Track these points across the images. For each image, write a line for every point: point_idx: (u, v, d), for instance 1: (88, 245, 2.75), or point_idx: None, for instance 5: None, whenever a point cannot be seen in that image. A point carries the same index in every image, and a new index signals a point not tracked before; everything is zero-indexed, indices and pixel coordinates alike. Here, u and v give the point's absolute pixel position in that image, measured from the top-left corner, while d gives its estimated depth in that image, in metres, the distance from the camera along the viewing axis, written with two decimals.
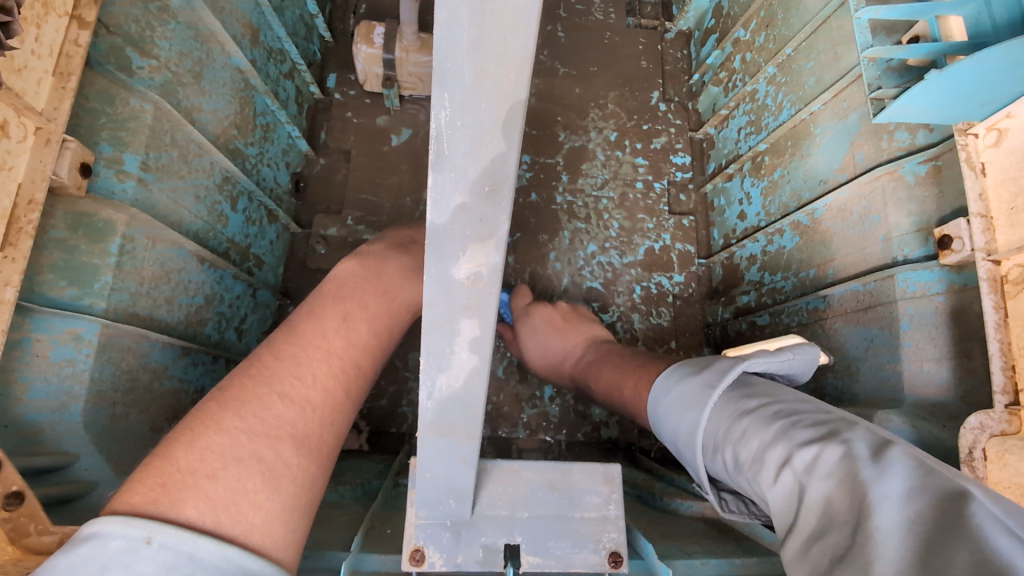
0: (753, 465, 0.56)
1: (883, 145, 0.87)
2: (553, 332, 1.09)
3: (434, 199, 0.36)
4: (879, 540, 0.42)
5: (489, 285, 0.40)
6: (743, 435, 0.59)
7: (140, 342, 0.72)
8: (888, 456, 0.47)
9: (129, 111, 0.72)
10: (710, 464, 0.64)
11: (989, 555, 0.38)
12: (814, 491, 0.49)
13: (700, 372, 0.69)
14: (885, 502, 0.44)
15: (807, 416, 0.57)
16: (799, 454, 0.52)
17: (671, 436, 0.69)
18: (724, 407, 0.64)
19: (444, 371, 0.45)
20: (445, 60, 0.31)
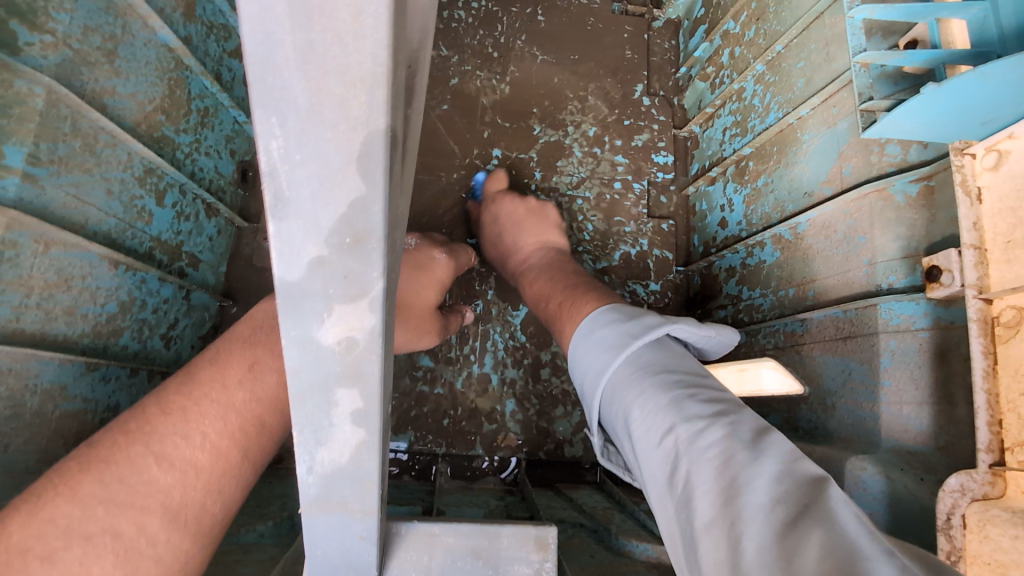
0: (641, 427, 0.55)
1: (873, 159, 0.79)
2: (512, 224, 1.07)
3: (280, 248, 0.28)
4: (744, 521, 0.40)
5: (367, 351, 0.32)
6: (638, 395, 0.57)
7: (27, 362, 0.65)
8: (766, 441, 0.46)
9: (15, 95, 0.63)
10: (606, 412, 0.64)
11: (837, 541, 0.36)
12: (688, 461, 0.48)
13: (626, 321, 0.67)
14: (754, 484, 0.42)
15: (706, 392, 0.55)
16: (686, 424, 0.50)
17: (583, 379, 0.68)
18: (632, 361, 0.62)
19: (324, 445, 0.37)
20: (265, 72, 0.22)
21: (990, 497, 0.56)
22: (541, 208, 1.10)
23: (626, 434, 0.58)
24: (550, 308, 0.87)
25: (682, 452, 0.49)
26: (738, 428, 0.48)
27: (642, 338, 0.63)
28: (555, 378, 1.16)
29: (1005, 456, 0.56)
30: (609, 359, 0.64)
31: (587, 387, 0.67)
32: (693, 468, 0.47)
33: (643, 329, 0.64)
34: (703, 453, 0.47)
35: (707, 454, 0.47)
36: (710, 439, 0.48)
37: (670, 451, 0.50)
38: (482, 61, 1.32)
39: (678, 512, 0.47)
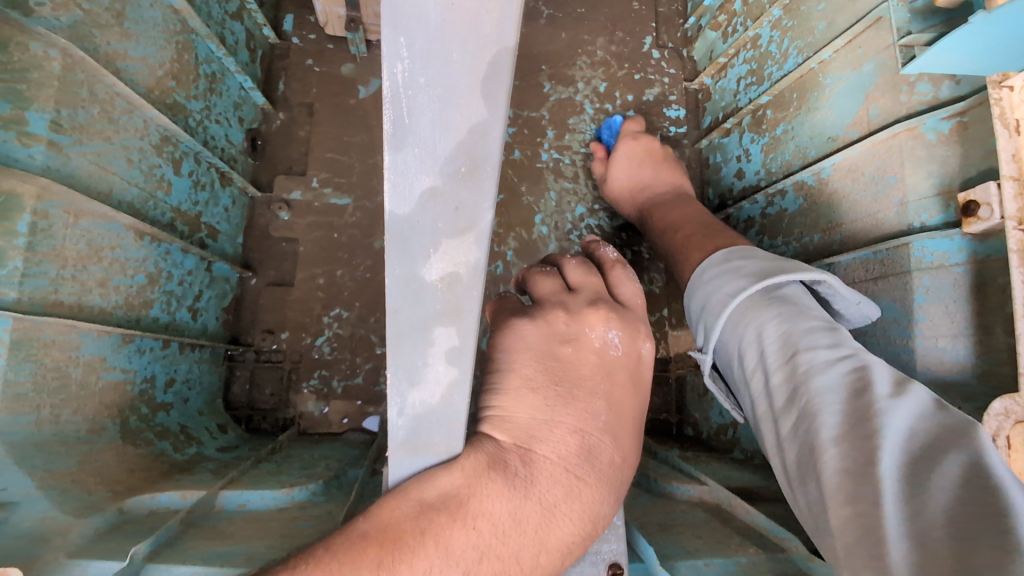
0: (770, 358, 0.62)
1: (902, 99, 0.79)
2: (648, 162, 1.11)
3: (394, 181, 0.31)
4: (882, 439, 0.48)
5: (468, 289, 0.33)
6: (767, 323, 0.64)
7: (67, 335, 0.64)
8: (906, 386, 0.52)
9: (31, 59, 0.61)
10: (721, 334, 0.70)
11: (981, 472, 0.43)
12: (819, 390, 0.55)
13: (766, 262, 0.71)
14: (891, 412, 0.50)
15: (839, 328, 0.61)
16: (820, 356, 0.57)
17: (705, 302, 0.74)
18: (764, 295, 0.68)
19: (415, 386, 0.37)
20: None
21: None
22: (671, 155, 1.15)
23: (744, 359, 0.65)
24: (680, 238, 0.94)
25: (811, 379, 0.57)
26: (881, 367, 0.55)
27: (777, 276, 0.68)
28: None
29: None
30: (739, 287, 0.70)
31: (709, 308, 0.72)
32: (822, 393, 0.55)
33: (782, 269, 0.69)
34: (838, 384, 0.55)
35: (842, 383, 0.55)
36: (844, 370, 0.56)
37: (798, 376, 0.58)
38: None
39: (799, 428, 0.55)
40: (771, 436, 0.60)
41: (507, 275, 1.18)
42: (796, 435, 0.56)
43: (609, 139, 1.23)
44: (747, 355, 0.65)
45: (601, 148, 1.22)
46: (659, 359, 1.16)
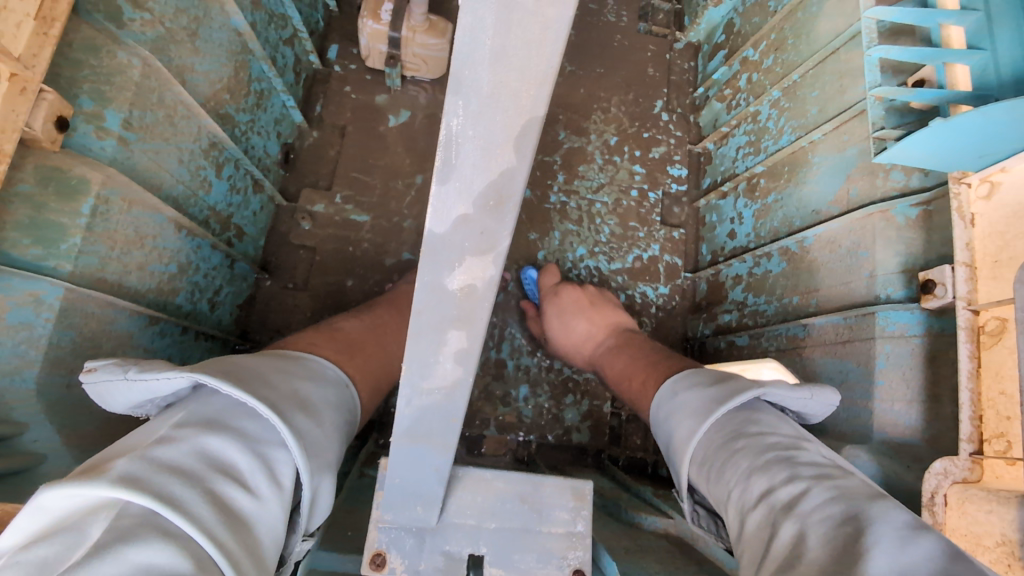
0: (738, 491, 0.56)
1: (878, 183, 0.87)
2: (577, 313, 1.10)
3: (435, 206, 0.34)
4: None
5: (481, 298, 0.39)
6: (732, 458, 0.58)
7: (105, 309, 0.69)
8: (887, 514, 0.46)
9: (116, 65, 0.69)
10: (695, 478, 0.63)
11: None
12: (789, 527, 0.49)
13: (714, 385, 0.68)
14: (882, 550, 0.43)
15: (764, 420, 0.63)
16: (786, 488, 0.52)
17: (667, 439, 0.70)
18: (725, 423, 0.63)
19: (426, 379, 0.43)
20: (464, 67, 0.30)
21: (969, 481, 0.64)
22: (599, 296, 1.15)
23: (718, 493, 0.59)
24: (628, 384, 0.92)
25: (781, 518, 0.50)
26: (801, 459, 0.55)
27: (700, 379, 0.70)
28: (567, 368, 1.21)
29: (983, 446, 0.64)
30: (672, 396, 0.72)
31: (671, 449, 0.68)
32: (754, 487, 0.54)
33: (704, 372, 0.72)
34: (818, 522, 0.47)
35: (821, 522, 0.47)
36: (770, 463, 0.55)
37: (770, 514, 0.51)
38: None
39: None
40: None
41: (506, 303, 1.24)
42: (752, 547, 0.52)
43: (535, 295, 1.22)
44: (717, 494, 0.59)
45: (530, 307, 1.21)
46: None
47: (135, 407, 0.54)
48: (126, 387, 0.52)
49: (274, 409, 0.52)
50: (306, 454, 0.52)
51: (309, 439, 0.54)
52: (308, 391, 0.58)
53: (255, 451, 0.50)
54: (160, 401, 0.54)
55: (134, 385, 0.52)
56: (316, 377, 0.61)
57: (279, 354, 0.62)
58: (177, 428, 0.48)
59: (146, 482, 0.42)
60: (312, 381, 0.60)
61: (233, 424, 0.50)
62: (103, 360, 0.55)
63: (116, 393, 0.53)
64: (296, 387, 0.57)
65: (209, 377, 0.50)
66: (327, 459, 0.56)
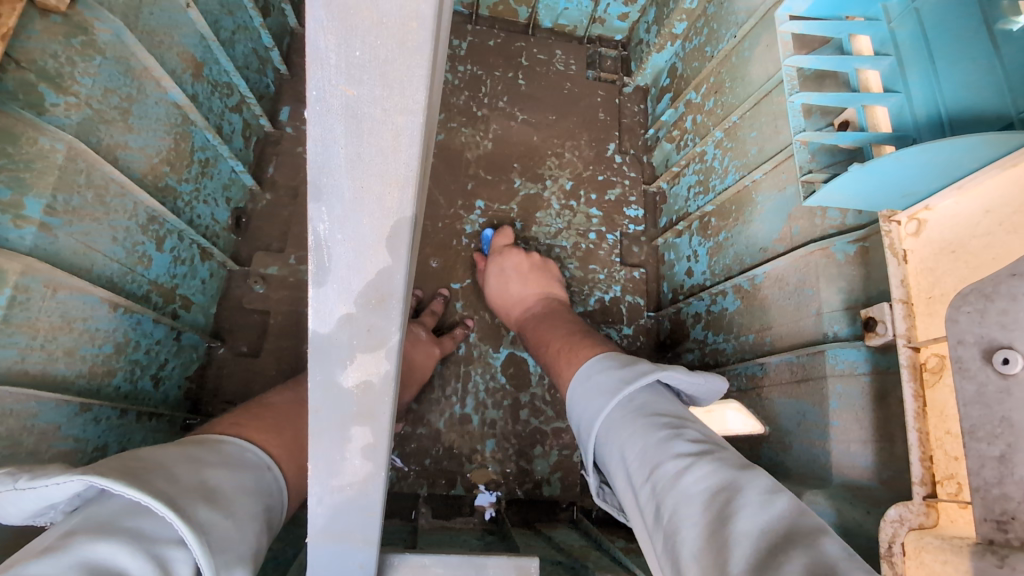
0: (633, 467, 0.60)
1: (817, 221, 0.89)
2: (516, 277, 1.15)
3: (315, 308, 0.33)
4: (731, 545, 0.45)
5: (380, 393, 0.37)
6: (631, 437, 0.63)
7: (25, 403, 0.67)
8: (750, 482, 0.51)
9: (38, 151, 0.68)
10: (601, 451, 0.69)
11: (822, 560, 0.41)
12: (671, 497, 0.54)
13: (623, 367, 0.73)
14: (744, 515, 0.47)
15: (693, 434, 0.61)
16: (671, 462, 0.56)
17: (579, 417, 0.75)
18: (626, 404, 0.68)
19: (335, 476, 0.41)
20: (320, 174, 0.29)
21: (925, 527, 0.63)
22: (545, 263, 1.18)
23: (618, 470, 0.63)
24: (548, 346, 0.97)
25: (664, 489, 0.55)
26: (726, 469, 0.53)
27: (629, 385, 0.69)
28: (533, 419, 1.19)
29: (935, 488, 0.64)
30: (603, 405, 0.70)
31: (582, 426, 0.73)
32: (682, 504, 0.52)
33: (632, 374, 0.70)
34: (692, 490, 0.53)
35: (695, 490, 0.53)
36: (699, 476, 0.54)
37: (657, 488, 0.56)
38: (466, 119, 1.41)
39: (664, 545, 0.52)
40: (655, 557, 0.55)
41: (469, 356, 1.21)
42: (645, 517, 0.57)
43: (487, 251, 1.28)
44: (617, 470, 0.63)
45: (480, 258, 1.26)
46: None
47: (33, 515, 0.51)
48: (16, 497, 0.49)
49: (171, 504, 0.48)
50: (209, 551, 0.48)
51: (215, 533, 0.50)
52: (220, 480, 0.55)
53: (148, 553, 0.46)
54: (63, 506, 0.51)
55: (25, 494, 0.49)
56: (230, 463, 0.59)
57: (194, 440, 0.60)
58: (63, 536, 0.45)
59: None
60: (225, 468, 0.57)
61: (127, 526, 0.47)
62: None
63: (9, 504, 0.50)
64: (205, 476, 0.54)
65: (98, 479, 0.46)
66: (240, 550, 0.52)
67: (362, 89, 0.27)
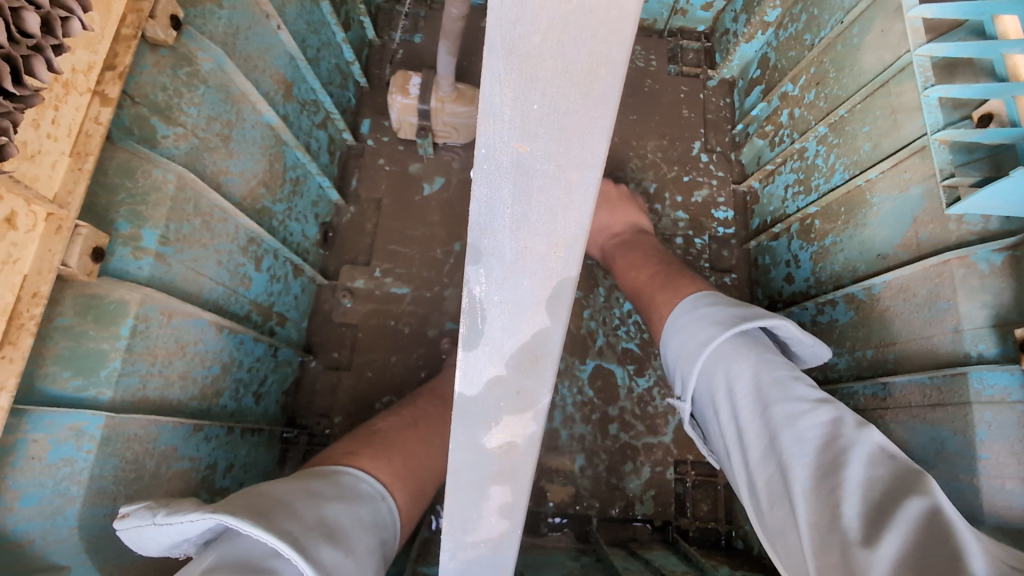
0: (747, 406, 0.64)
1: (951, 227, 0.79)
2: (603, 204, 1.10)
3: (464, 371, 0.31)
4: (844, 489, 0.52)
5: (524, 454, 0.35)
6: (744, 373, 0.66)
7: (148, 428, 0.69)
8: (864, 430, 0.57)
9: (152, 183, 0.70)
10: (698, 384, 0.71)
11: (939, 514, 0.47)
12: (785, 441, 0.58)
13: (734, 307, 0.72)
14: (855, 463, 0.54)
15: (804, 379, 0.64)
16: (790, 408, 0.60)
17: (674, 347, 0.75)
18: (735, 340, 0.69)
19: (470, 533, 0.39)
20: (482, 236, 0.26)
21: None
22: (632, 195, 1.13)
23: (725, 402, 0.66)
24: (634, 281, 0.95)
25: (780, 433, 0.59)
26: (838, 415, 0.59)
27: (745, 322, 0.68)
28: (623, 434, 1.15)
29: None
30: (715, 336, 0.69)
31: (678, 358, 0.74)
32: (796, 449, 0.57)
33: (747, 315, 0.70)
34: (808, 437, 0.58)
35: (810, 438, 0.58)
36: (815, 424, 0.58)
37: (770, 432, 0.60)
38: None
39: (768, 480, 0.59)
40: (744, 484, 0.63)
41: None
42: (745, 450, 0.63)
43: None
44: (723, 401, 0.67)
45: None
46: (706, 463, 1.13)
47: (169, 547, 0.54)
48: (156, 531, 0.51)
49: (297, 545, 0.48)
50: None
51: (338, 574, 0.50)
52: (337, 515, 0.55)
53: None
54: (195, 538, 0.53)
55: (164, 529, 0.51)
56: (346, 496, 0.58)
57: (313, 473, 0.60)
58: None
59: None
60: (342, 502, 0.57)
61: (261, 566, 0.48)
62: (136, 503, 0.54)
63: (148, 537, 0.52)
64: (324, 513, 0.54)
65: (229, 519, 0.47)
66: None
67: (537, 144, 0.24)
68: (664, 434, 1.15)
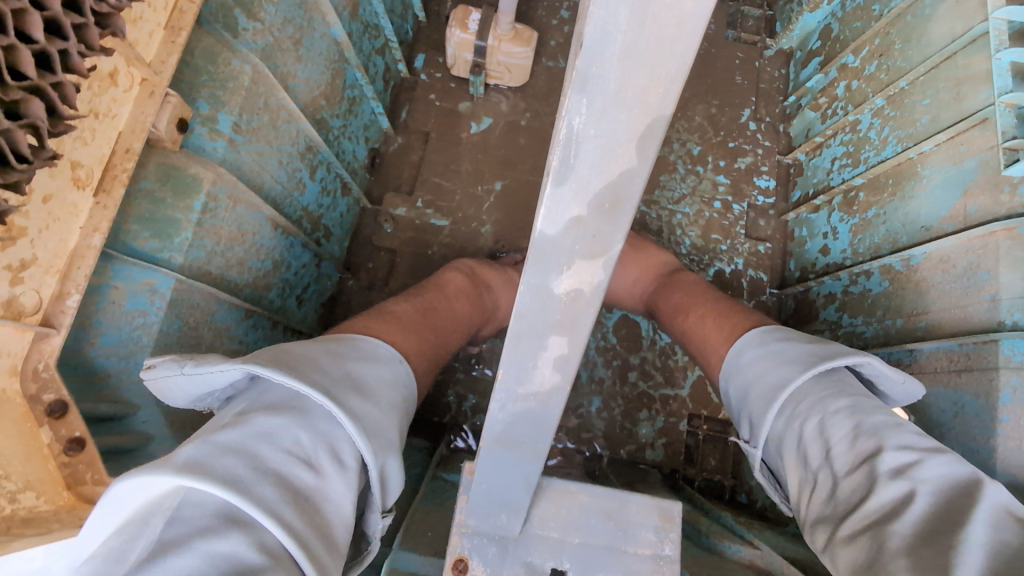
0: (837, 450, 0.57)
1: (1003, 199, 0.79)
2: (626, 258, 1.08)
3: (548, 208, 0.34)
4: (966, 550, 0.45)
5: (587, 303, 0.38)
6: (837, 414, 0.58)
7: (209, 300, 0.73)
8: (982, 488, 0.50)
9: (231, 71, 0.73)
10: (774, 430, 0.65)
11: None
12: (885, 493, 0.52)
13: (811, 342, 0.67)
14: (978, 524, 0.46)
15: (910, 428, 0.56)
16: (896, 454, 0.53)
17: (743, 388, 0.70)
18: (819, 379, 0.63)
19: (522, 384, 0.42)
20: (592, 63, 0.29)
21: None
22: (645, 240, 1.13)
23: (806, 445, 0.60)
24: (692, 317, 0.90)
25: (880, 482, 0.52)
26: (954, 470, 0.52)
27: (832, 361, 0.63)
28: (641, 382, 1.18)
29: None
30: (792, 374, 0.64)
31: (751, 397, 0.68)
32: (904, 501, 0.51)
33: (832, 353, 0.64)
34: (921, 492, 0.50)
35: (920, 491, 0.51)
36: (928, 475, 0.51)
37: (869, 478, 0.53)
38: None
39: (858, 534, 0.52)
40: (821, 535, 0.56)
41: None
42: (834, 504, 0.56)
43: None
44: (806, 448, 0.60)
45: None
46: (720, 420, 1.16)
47: (195, 399, 0.57)
48: (184, 381, 0.55)
49: (324, 391, 0.51)
50: (365, 435, 0.52)
51: (365, 420, 0.53)
52: (359, 370, 0.58)
53: (316, 432, 0.50)
54: (218, 394, 0.57)
55: (191, 378, 0.55)
56: (367, 357, 0.61)
57: (329, 336, 0.62)
58: (237, 414, 0.50)
59: (210, 467, 0.43)
60: (362, 362, 0.60)
61: (296, 406, 0.51)
62: (162, 358, 0.58)
63: (178, 387, 0.56)
64: (348, 367, 0.57)
65: (258, 367, 0.51)
66: (389, 437, 0.56)
67: None
68: (681, 387, 1.18)
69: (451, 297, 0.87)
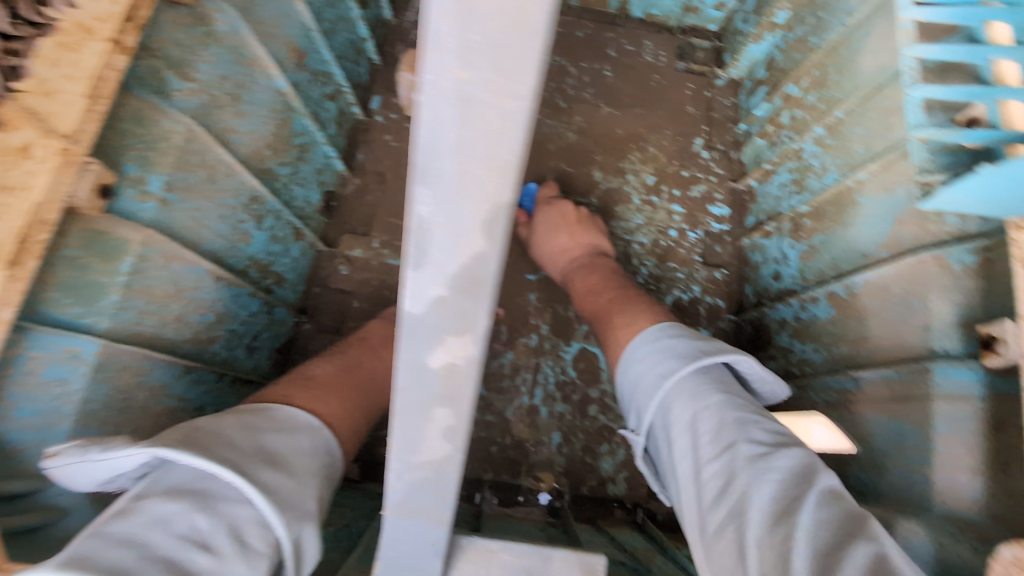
0: (705, 439, 0.66)
1: (929, 227, 0.81)
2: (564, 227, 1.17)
3: (411, 290, 0.34)
4: (796, 533, 0.53)
5: (465, 376, 0.38)
6: (711, 411, 0.68)
7: (140, 361, 0.73)
8: (808, 472, 0.59)
9: (162, 132, 0.74)
10: (658, 420, 0.74)
11: (888, 560, 0.49)
12: (739, 481, 0.60)
13: (699, 340, 0.78)
14: (805, 509, 0.55)
15: (767, 424, 0.67)
16: (747, 446, 0.63)
17: (636, 377, 0.80)
18: (691, 377, 0.73)
19: (415, 453, 0.42)
20: (428, 158, 0.29)
21: None
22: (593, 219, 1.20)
23: (680, 437, 0.69)
24: (605, 300, 1.02)
25: (734, 471, 0.62)
26: (799, 458, 0.61)
27: (709, 358, 0.73)
28: (602, 416, 1.17)
29: None
30: (678, 366, 0.74)
31: (643, 389, 0.77)
32: (755, 484, 0.59)
33: (713, 350, 0.75)
34: (764, 477, 0.60)
35: (767, 475, 0.60)
36: (779, 461, 0.61)
37: (724, 465, 0.63)
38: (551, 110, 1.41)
39: (717, 523, 0.60)
40: (696, 521, 0.64)
41: (539, 347, 1.20)
42: (702, 488, 0.64)
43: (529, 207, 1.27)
44: (685, 446, 0.68)
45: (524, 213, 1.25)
46: None
47: (104, 481, 0.56)
48: (88, 468, 0.54)
49: (233, 468, 0.51)
50: (276, 509, 0.52)
51: (277, 492, 0.53)
52: (276, 444, 0.58)
53: (217, 511, 0.50)
54: (130, 474, 0.56)
55: (96, 465, 0.54)
56: (285, 428, 0.61)
57: (248, 408, 0.62)
58: (136, 499, 0.50)
59: (94, 560, 0.43)
60: (278, 433, 0.59)
61: (199, 489, 0.51)
62: (66, 443, 0.56)
63: (80, 474, 0.55)
64: (262, 442, 0.57)
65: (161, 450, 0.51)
66: (305, 507, 0.55)
67: (474, 72, 0.27)
68: None
69: (378, 350, 0.85)
